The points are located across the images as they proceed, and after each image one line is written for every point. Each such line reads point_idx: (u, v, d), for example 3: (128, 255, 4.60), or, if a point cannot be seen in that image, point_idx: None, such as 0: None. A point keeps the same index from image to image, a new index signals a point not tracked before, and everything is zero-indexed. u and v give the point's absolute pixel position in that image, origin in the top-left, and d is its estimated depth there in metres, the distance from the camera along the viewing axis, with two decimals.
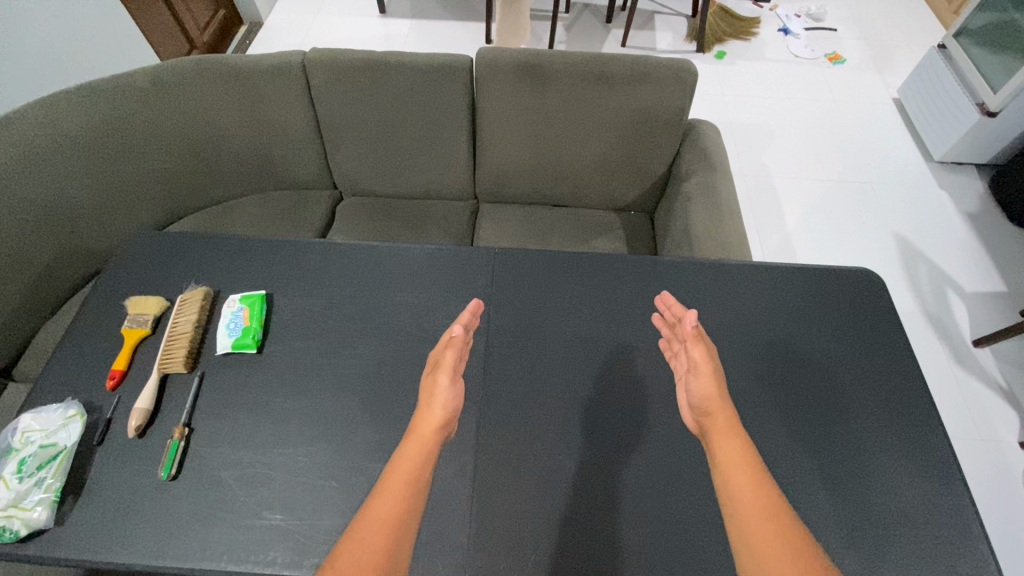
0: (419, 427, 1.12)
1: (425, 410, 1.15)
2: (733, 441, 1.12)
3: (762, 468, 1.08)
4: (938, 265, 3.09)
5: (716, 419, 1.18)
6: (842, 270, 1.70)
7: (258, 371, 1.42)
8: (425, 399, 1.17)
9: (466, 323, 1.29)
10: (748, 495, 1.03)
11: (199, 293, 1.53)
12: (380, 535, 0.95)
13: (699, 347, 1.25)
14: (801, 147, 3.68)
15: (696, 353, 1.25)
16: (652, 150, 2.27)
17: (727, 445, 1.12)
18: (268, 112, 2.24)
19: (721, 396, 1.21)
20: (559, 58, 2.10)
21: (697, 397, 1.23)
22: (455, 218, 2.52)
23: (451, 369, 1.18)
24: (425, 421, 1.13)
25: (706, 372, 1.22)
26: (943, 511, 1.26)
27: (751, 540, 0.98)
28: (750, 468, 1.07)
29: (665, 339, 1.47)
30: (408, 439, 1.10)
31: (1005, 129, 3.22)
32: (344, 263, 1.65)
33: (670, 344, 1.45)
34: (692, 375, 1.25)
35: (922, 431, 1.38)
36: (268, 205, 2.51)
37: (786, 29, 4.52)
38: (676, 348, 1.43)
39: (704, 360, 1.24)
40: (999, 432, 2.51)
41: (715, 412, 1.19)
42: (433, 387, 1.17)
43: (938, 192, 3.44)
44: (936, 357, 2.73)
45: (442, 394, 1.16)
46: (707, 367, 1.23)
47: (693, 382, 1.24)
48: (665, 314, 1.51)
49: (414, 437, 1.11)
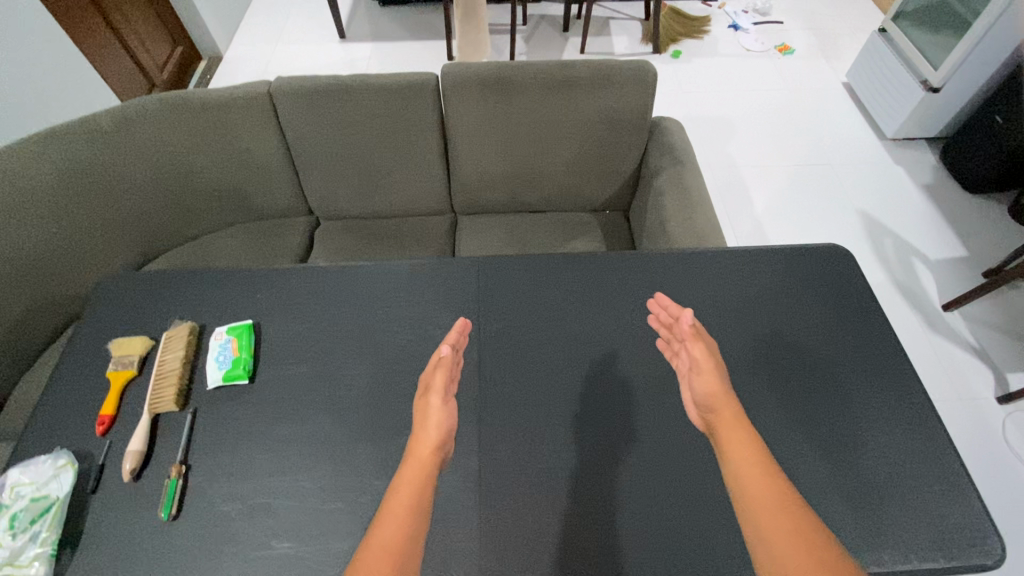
0: (416, 451, 1.11)
1: (421, 433, 1.15)
2: (740, 434, 1.13)
3: (765, 454, 1.09)
4: (904, 238, 3.21)
5: (721, 414, 1.18)
6: (815, 251, 1.76)
7: (252, 402, 1.41)
8: (419, 421, 1.17)
9: (455, 343, 1.30)
10: (751, 479, 1.05)
11: (184, 328, 1.52)
12: (385, 562, 0.94)
13: (699, 345, 1.28)
14: (761, 135, 3.81)
15: (696, 351, 1.27)
16: (621, 150, 2.34)
17: (732, 435, 1.13)
18: (238, 143, 2.23)
19: (725, 392, 1.22)
20: (521, 70, 2.14)
21: (701, 395, 1.24)
22: (434, 232, 2.54)
23: (441, 391, 1.20)
24: (421, 444, 1.12)
25: (707, 369, 1.25)
26: (934, 472, 1.31)
27: (763, 531, 0.97)
28: (755, 457, 1.08)
29: (664, 339, 1.46)
30: (406, 464, 1.10)
31: (947, 103, 3.39)
32: (329, 285, 1.65)
33: (669, 344, 1.44)
34: (695, 373, 1.27)
35: (906, 399, 1.43)
36: (243, 237, 2.48)
37: (736, 24, 4.70)
38: (675, 347, 1.42)
39: (705, 358, 1.26)
40: (978, 391, 2.61)
41: (721, 408, 1.20)
42: (425, 409, 1.18)
43: (895, 167, 3.58)
44: (913, 329, 2.82)
45: (435, 415, 1.16)
46: (708, 364, 1.25)
47: (696, 380, 1.26)
48: (660, 315, 1.50)
49: (410, 461, 1.10)
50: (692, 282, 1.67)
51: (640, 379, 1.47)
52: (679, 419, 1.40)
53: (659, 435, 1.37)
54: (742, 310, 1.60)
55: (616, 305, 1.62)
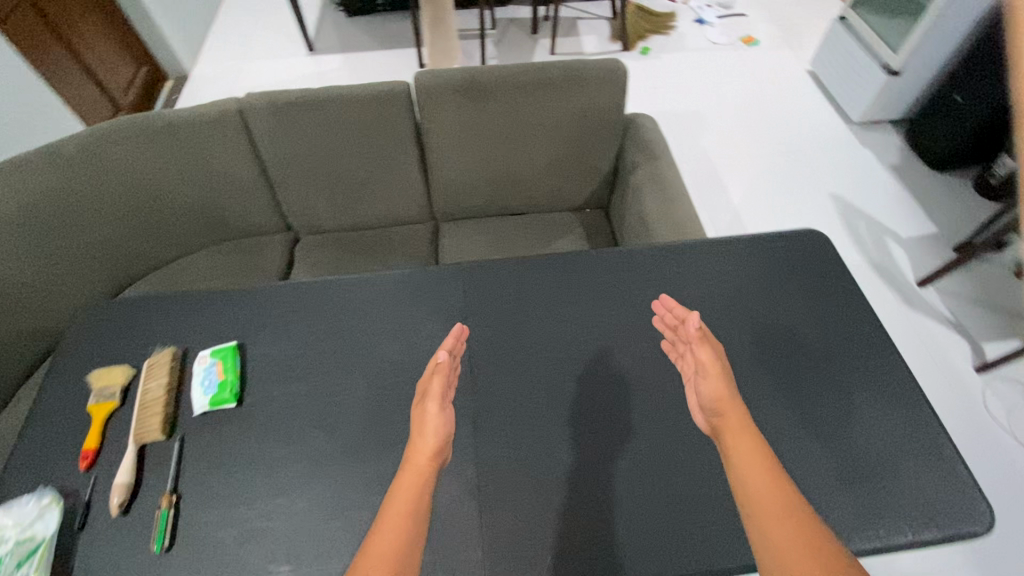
0: (413, 458, 1.10)
1: (418, 440, 1.12)
2: (745, 440, 1.07)
3: (770, 456, 1.04)
4: (876, 219, 3.28)
5: (727, 418, 1.12)
6: (792, 237, 1.79)
7: (241, 424, 1.38)
8: (416, 429, 1.15)
9: (452, 348, 1.29)
10: (753, 480, 0.99)
11: (166, 355, 1.48)
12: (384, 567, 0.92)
13: (704, 347, 1.22)
14: (732, 126, 3.87)
15: (702, 354, 1.23)
16: (597, 148, 2.36)
17: (737, 440, 1.07)
18: (211, 163, 2.19)
19: (731, 397, 1.16)
20: (493, 74, 2.15)
21: (706, 398, 1.18)
22: (416, 241, 2.53)
23: (439, 397, 1.17)
24: (417, 450, 1.10)
25: (714, 372, 1.19)
26: (921, 443, 1.35)
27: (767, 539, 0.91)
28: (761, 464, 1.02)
29: (669, 341, 1.48)
30: (404, 469, 1.09)
31: (908, 85, 3.48)
32: (312, 301, 1.63)
33: (674, 345, 1.46)
34: (701, 376, 1.21)
35: (889, 374, 1.47)
36: (220, 257, 2.44)
37: (701, 19, 4.77)
38: (680, 349, 1.43)
39: (711, 360, 1.21)
40: (956, 362, 2.69)
41: (728, 412, 1.13)
42: (422, 415, 1.16)
43: (863, 150, 3.67)
44: (890, 306, 2.89)
45: (433, 421, 1.14)
46: (715, 368, 1.20)
47: (702, 384, 1.21)
48: (665, 317, 1.50)
49: (408, 468, 1.08)
50: (676, 274, 1.69)
51: (631, 374, 1.48)
52: (672, 410, 1.42)
53: (654, 428, 1.38)
54: (726, 299, 1.62)
55: (603, 302, 1.63)
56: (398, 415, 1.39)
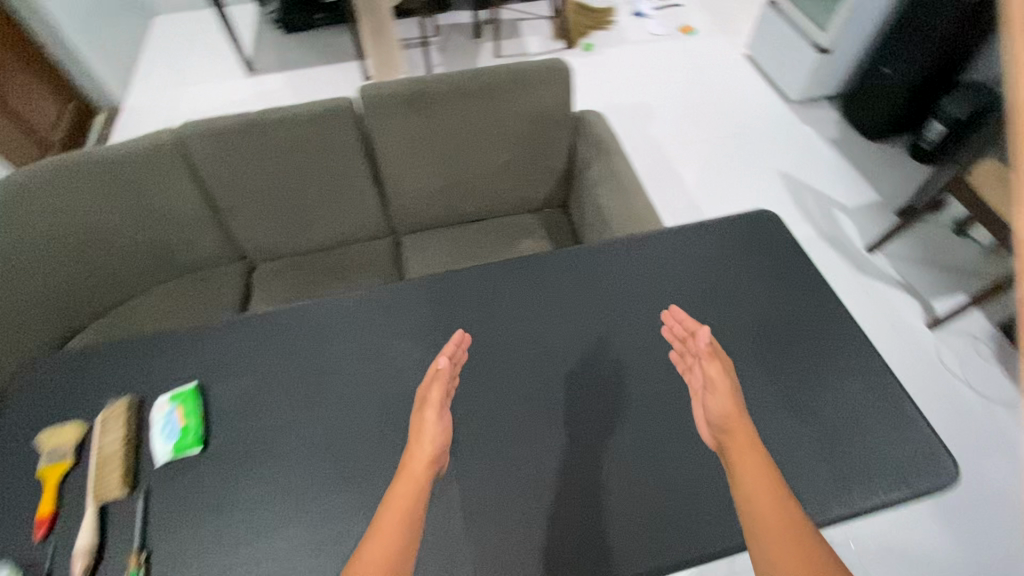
0: (410, 466, 1.06)
1: (414, 447, 1.09)
2: (755, 463, 1.02)
3: (781, 483, 1.00)
4: (822, 192, 3.42)
5: (735, 437, 1.07)
6: (746, 218, 1.84)
7: (210, 468, 1.32)
8: (414, 437, 1.12)
9: (452, 355, 1.26)
10: (761, 505, 0.96)
11: (120, 406, 1.40)
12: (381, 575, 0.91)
13: (714, 363, 1.18)
14: (679, 114, 3.96)
15: (710, 370, 1.18)
16: (550, 148, 2.37)
17: (746, 462, 1.03)
18: (151, 198, 2.10)
19: (740, 416, 1.11)
20: (438, 82, 2.13)
21: (713, 415, 1.13)
22: (378, 257, 2.48)
23: (437, 406, 1.14)
24: (414, 458, 1.07)
25: (722, 390, 1.14)
26: (884, 404, 1.40)
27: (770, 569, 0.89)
28: (769, 490, 0.98)
29: (677, 352, 1.40)
30: (399, 478, 1.05)
31: (839, 62, 3.65)
32: (273, 330, 1.57)
33: (682, 357, 1.38)
34: (709, 392, 1.17)
35: (849, 342, 1.52)
36: (172, 294, 2.34)
37: (638, 11, 4.86)
38: (688, 361, 1.34)
39: (720, 377, 1.16)
40: (909, 321, 2.82)
41: (736, 430, 1.08)
42: (419, 423, 1.13)
43: (804, 127, 3.82)
44: (844, 274, 3.01)
45: (430, 430, 1.11)
46: (724, 385, 1.15)
47: (709, 400, 1.16)
48: (675, 328, 1.43)
49: (403, 475, 1.05)
50: (640, 266, 1.70)
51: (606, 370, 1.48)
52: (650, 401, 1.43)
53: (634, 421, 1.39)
54: (691, 286, 1.64)
55: (572, 301, 1.63)
56: (376, 440, 1.36)
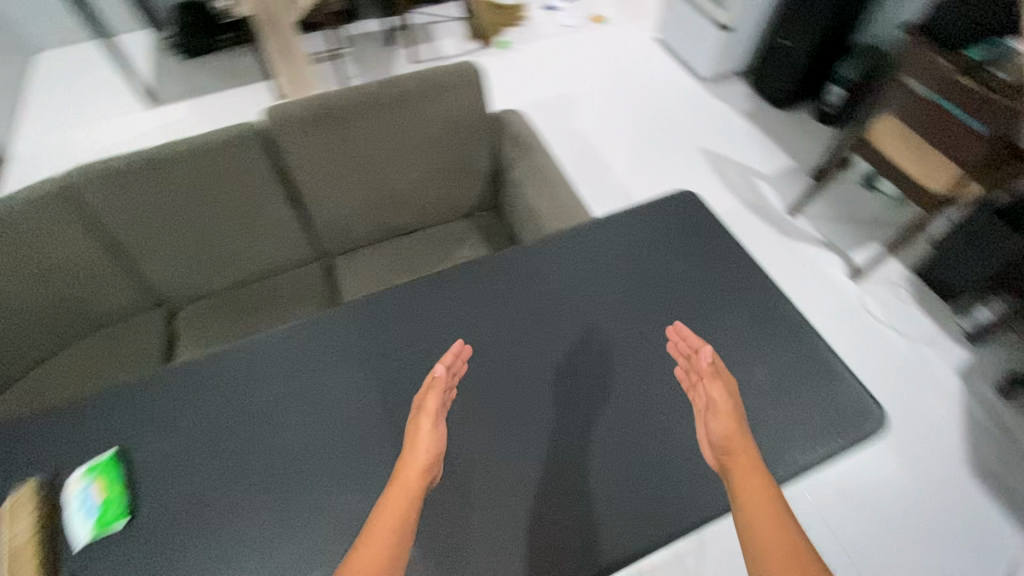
0: (404, 472, 1.09)
1: (409, 454, 1.13)
2: (758, 484, 1.05)
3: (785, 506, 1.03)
4: (743, 163, 3.57)
5: (737, 457, 1.11)
6: (668, 201, 1.88)
7: (142, 541, 1.22)
8: (408, 445, 1.15)
9: (450, 365, 1.30)
10: (764, 528, 0.99)
11: (26, 491, 1.27)
12: None
13: (717, 384, 1.23)
14: (601, 102, 4.03)
15: (715, 391, 1.22)
16: (472, 152, 2.34)
17: (749, 482, 1.06)
18: (42, 255, 1.91)
19: (743, 436, 1.15)
20: (347, 98, 2.07)
21: (715, 436, 1.17)
22: (310, 284, 2.39)
23: (433, 414, 1.19)
24: (409, 462, 1.11)
25: (726, 412, 1.18)
26: (811, 364, 1.48)
27: None
28: (773, 512, 1.01)
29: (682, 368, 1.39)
30: (392, 483, 1.07)
31: (742, 38, 3.81)
32: (197, 381, 1.47)
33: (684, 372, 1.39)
34: (711, 414, 1.21)
35: (775, 309, 1.59)
36: (84, 355, 2.16)
37: (550, 4, 4.90)
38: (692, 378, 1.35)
39: (724, 400, 1.21)
40: (834, 277, 2.99)
41: (739, 451, 1.12)
42: (415, 432, 1.17)
43: (718, 103, 3.97)
44: (771, 240, 3.15)
45: (426, 437, 1.15)
46: (727, 407, 1.20)
47: (712, 421, 1.20)
48: (679, 345, 1.42)
49: (398, 479, 1.08)
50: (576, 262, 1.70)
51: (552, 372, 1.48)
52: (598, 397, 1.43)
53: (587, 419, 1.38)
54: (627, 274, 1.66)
55: (512, 306, 1.61)
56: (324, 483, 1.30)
